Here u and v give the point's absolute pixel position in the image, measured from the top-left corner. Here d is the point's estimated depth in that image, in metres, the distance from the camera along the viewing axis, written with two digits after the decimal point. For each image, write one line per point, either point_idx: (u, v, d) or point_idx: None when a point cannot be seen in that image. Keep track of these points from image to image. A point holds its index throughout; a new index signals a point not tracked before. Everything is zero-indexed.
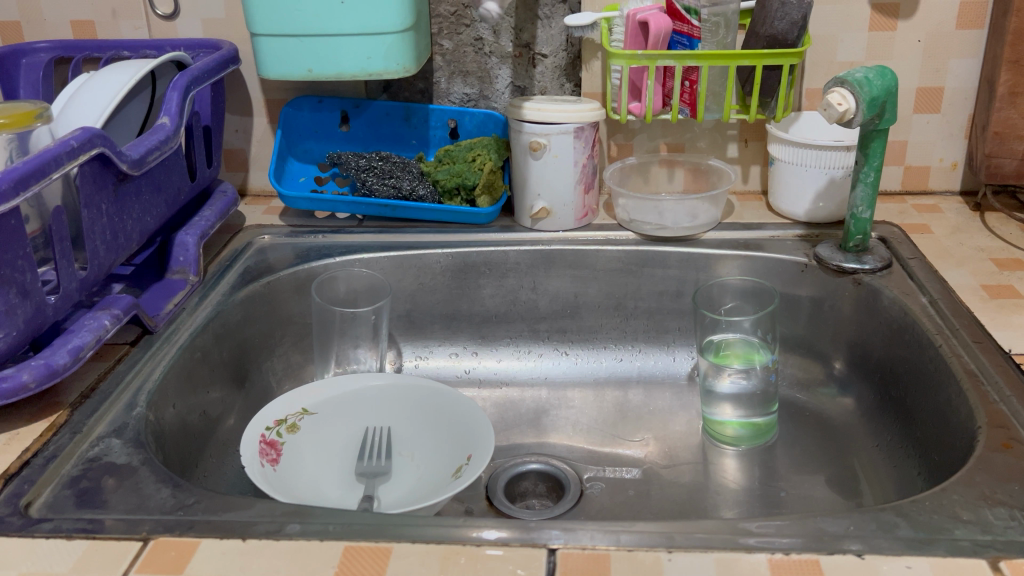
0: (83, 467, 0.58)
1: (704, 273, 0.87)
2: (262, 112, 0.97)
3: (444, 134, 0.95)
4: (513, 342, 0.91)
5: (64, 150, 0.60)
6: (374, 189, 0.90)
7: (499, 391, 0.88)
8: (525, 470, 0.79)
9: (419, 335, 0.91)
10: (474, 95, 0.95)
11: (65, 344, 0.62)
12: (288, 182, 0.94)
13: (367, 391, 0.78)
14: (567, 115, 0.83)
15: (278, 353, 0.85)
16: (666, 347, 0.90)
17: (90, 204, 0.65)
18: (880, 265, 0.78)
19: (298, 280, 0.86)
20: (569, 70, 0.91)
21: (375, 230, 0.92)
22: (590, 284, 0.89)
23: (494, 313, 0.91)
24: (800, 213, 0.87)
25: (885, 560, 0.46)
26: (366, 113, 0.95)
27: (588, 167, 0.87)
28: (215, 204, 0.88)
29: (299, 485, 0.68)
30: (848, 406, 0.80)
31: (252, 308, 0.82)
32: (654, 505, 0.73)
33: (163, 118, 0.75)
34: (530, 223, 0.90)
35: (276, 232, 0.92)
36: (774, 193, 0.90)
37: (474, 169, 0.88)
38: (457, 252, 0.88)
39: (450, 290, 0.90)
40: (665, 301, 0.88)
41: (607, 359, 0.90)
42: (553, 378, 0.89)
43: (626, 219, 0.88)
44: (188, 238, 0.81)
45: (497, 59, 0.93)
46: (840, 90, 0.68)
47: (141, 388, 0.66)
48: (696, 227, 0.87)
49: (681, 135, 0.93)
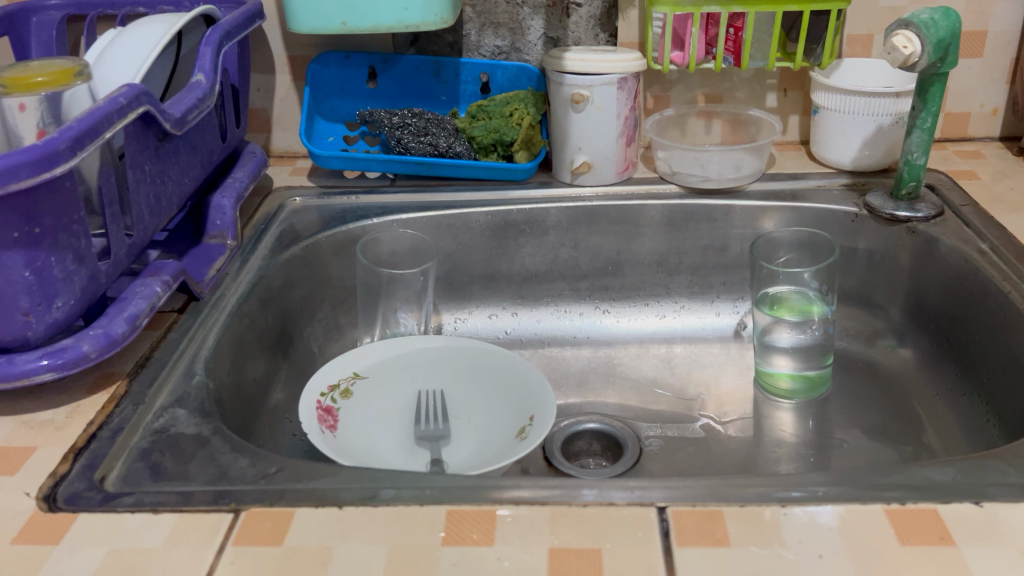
0: (152, 439, 0.55)
1: (750, 226, 0.85)
2: (284, 69, 0.92)
3: (475, 89, 0.92)
4: (554, 301, 0.90)
5: (113, 108, 0.57)
6: (410, 146, 0.87)
7: (541, 351, 0.87)
8: (581, 430, 0.78)
9: (459, 296, 0.89)
10: (506, 47, 0.92)
11: (121, 312, 0.60)
12: (318, 142, 0.90)
13: (420, 355, 0.77)
14: (611, 66, 0.80)
15: (318, 318, 0.82)
16: (709, 303, 0.88)
17: (135, 164, 0.63)
18: (934, 213, 0.77)
19: (337, 243, 0.83)
20: (603, 19, 0.89)
21: (409, 190, 0.89)
22: (634, 240, 0.87)
23: (534, 273, 0.89)
24: (846, 162, 0.86)
25: (1006, 508, 0.45)
26: (395, 68, 0.91)
27: (630, 119, 0.85)
28: (247, 165, 0.84)
29: (361, 450, 0.67)
30: (905, 356, 0.79)
31: (293, 271, 0.79)
32: (715, 461, 0.73)
33: (197, 76, 0.72)
34: (570, 178, 0.88)
35: (307, 194, 0.89)
36: (818, 142, 0.88)
37: (511, 124, 0.86)
38: (498, 210, 0.86)
39: (489, 249, 0.87)
40: (710, 256, 0.87)
41: (649, 317, 0.89)
42: (596, 337, 0.88)
43: (670, 171, 0.87)
44: (224, 201, 0.78)
45: (530, 10, 0.89)
46: (905, 33, 0.66)
47: (196, 356, 0.64)
48: (742, 178, 0.85)
49: (718, 85, 0.91)
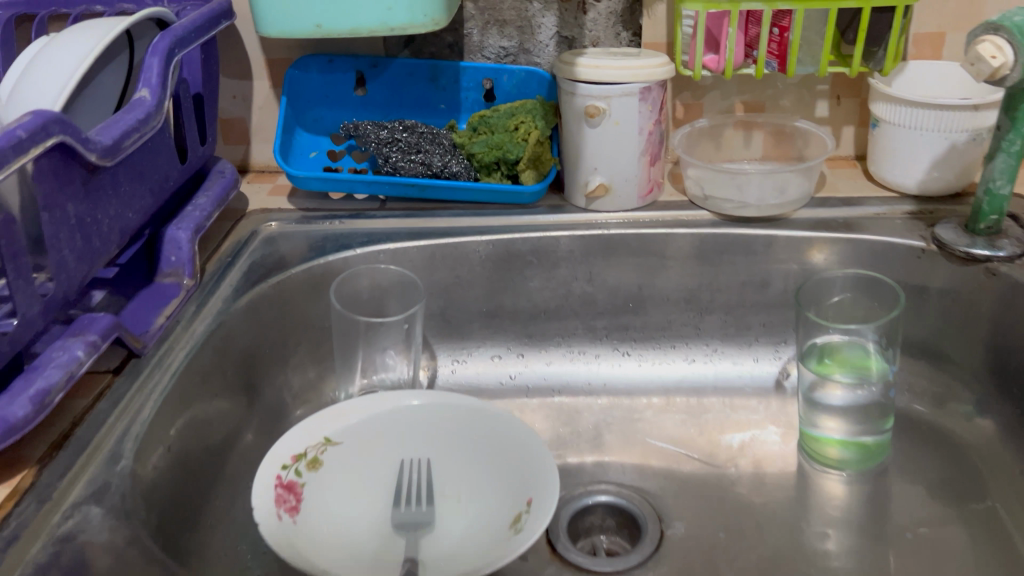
0: (55, 549, 0.45)
1: (795, 260, 0.73)
2: (263, 75, 0.82)
3: (478, 96, 0.81)
4: (566, 342, 0.78)
5: (9, 142, 0.46)
6: (399, 167, 0.75)
7: (550, 401, 0.76)
8: (592, 503, 0.67)
9: (456, 336, 0.78)
10: (514, 49, 0.80)
11: (27, 388, 0.49)
12: (296, 159, 0.79)
13: (449, 436, 0.64)
14: (630, 73, 0.68)
15: (292, 365, 0.72)
16: (746, 347, 0.76)
17: (52, 204, 0.52)
18: (1019, 252, 0.64)
19: (314, 278, 0.72)
20: (626, 16, 0.77)
21: (400, 214, 0.78)
22: (659, 274, 0.75)
23: (543, 309, 0.77)
24: (911, 186, 0.73)
25: None
26: (386, 74, 0.80)
27: (654, 134, 0.73)
28: (213, 187, 0.73)
29: (322, 541, 0.57)
30: (986, 428, 0.66)
31: (261, 314, 0.69)
32: (752, 552, 0.61)
33: (142, 91, 0.61)
34: (584, 203, 0.76)
35: (285, 218, 0.78)
36: (876, 161, 0.75)
37: (516, 140, 0.74)
38: (500, 239, 0.74)
39: (491, 283, 0.76)
40: (747, 294, 0.75)
41: (675, 362, 0.77)
42: (613, 385, 0.77)
43: (701, 196, 0.75)
44: (180, 233, 0.67)
45: (540, 6, 0.77)
46: (993, 39, 0.54)
47: (127, 432, 0.53)
48: (785, 205, 0.72)
49: (761, 92, 0.78)
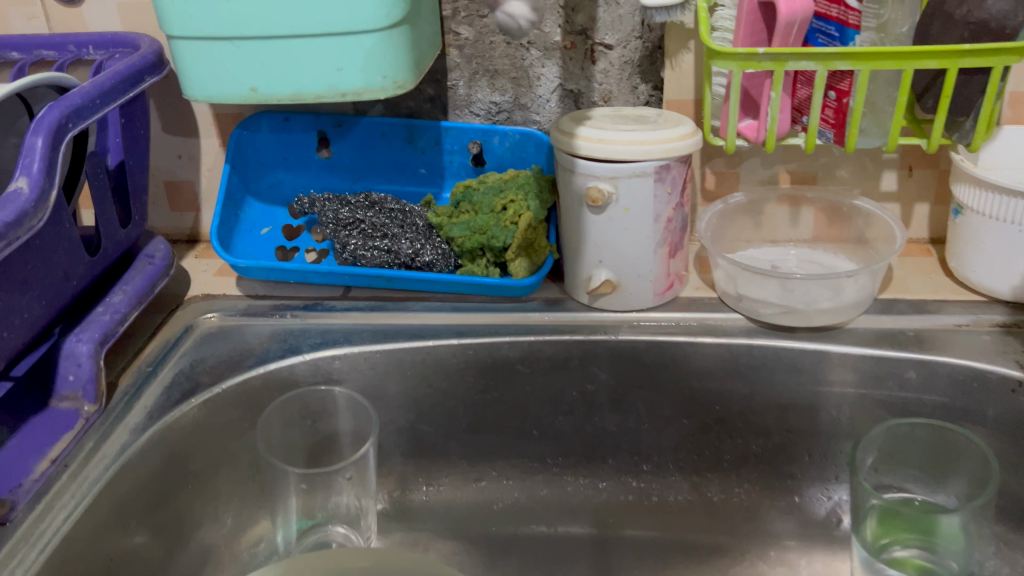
0: None
1: (852, 382, 0.57)
2: (211, 132, 0.69)
3: (465, 159, 0.68)
4: (566, 466, 0.64)
5: None
6: (360, 254, 0.62)
7: (543, 540, 0.62)
8: None
9: (432, 456, 0.64)
10: (508, 104, 0.65)
11: None
12: (241, 242, 0.66)
13: None
14: (645, 151, 0.53)
15: (226, 497, 0.59)
16: (788, 483, 0.62)
17: None
18: None
19: (254, 392, 0.60)
20: (645, 66, 0.61)
21: (364, 307, 0.64)
22: (679, 391, 0.60)
23: (537, 428, 0.63)
24: (1003, 290, 0.57)
25: None
26: (353, 133, 0.67)
27: (675, 221, 0.58)
28: (135, 279, 0.61)
29: None
30: None
31: (181, 445, 0.56)
32: None
33: (17, 182, 0.47)
34: (587, 299, 0.62)
35: (228, 308, 0.65)
36: (958, 255, 0.59)
37: (503, 224, 0.59)
38: (481, 342, 0.60)
39: (472, 397, 0.62)
40: (790, 419, 0.60)
41: (699, 496, 0.63)
42: (622, 523, 0.63)
43: (735, 295, 0.59)
44: (81, 347, 0.54)
45: (539, 53, 0.62)
46: None
47: None
48: (841, 311, 0.57)
49: (810, 161, 0.63)
